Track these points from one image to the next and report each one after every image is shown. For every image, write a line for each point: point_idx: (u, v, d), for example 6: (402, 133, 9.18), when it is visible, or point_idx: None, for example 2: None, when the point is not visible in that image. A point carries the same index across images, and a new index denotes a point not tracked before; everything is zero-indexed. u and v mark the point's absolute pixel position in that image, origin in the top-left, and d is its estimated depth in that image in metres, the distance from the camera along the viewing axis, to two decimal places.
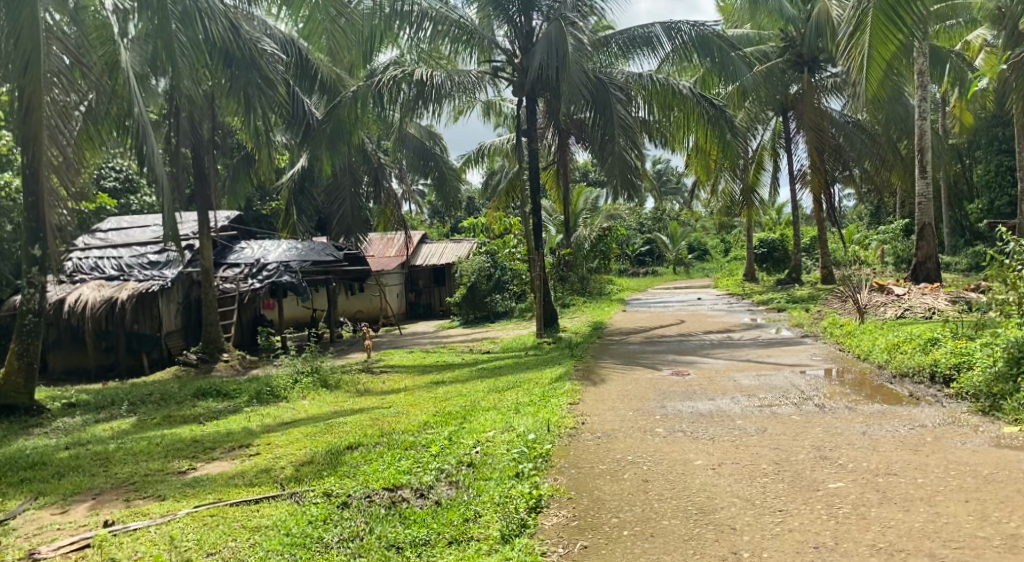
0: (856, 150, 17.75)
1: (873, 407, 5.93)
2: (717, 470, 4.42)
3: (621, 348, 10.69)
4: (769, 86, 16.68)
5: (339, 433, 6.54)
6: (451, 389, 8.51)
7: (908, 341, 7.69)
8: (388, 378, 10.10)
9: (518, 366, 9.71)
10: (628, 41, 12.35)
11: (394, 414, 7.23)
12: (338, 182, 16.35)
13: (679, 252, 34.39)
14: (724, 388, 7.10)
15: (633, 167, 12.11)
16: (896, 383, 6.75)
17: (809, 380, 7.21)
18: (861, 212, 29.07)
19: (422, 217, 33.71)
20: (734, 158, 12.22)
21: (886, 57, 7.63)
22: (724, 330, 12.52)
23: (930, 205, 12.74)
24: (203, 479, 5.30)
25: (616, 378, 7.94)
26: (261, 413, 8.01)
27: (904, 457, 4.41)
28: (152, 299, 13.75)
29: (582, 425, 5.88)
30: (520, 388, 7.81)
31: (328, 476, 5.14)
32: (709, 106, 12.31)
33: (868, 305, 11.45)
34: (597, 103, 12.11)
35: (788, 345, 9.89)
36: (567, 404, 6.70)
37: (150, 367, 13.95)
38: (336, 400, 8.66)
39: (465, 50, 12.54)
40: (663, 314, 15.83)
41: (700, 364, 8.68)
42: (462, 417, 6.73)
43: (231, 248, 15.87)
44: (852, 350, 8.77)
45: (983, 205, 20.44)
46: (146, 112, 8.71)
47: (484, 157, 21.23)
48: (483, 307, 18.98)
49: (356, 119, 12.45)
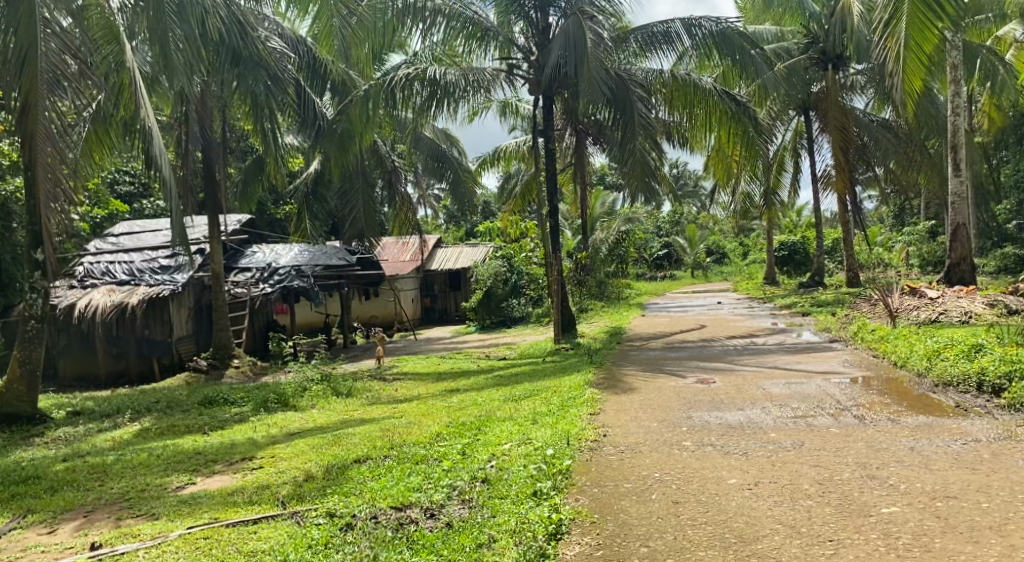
0: (881, 149, 17.24)
1: (919, 418, 5.51)
2: (755, 491, 4.05)
3: (641, 354, 10.27)
4: (791, 84, 16.18)
5: (346, 445, 6.23)
6: (466, 397, 8.16)
7: (949, 347, 7.23)
8: (400, 386, 9.77)
9: (535, 373, 9.34)
10: (647, 37, 12.00)
11: (405, 424, 6.89)
12: (352, 184, 16.09)
13: (697, 256, 33.95)
14: (754, 397, 6.70)
15: (653, 169, 11.79)
16: (939, 393, 6.31)
17: (844, 389, 6.78)
18: (885, 214, 28.38)
19: (438, 222, 33.59)
20: (757, 158, 11.77)
21: (925, 48, 7.23)
22: (748, 335, 12.09)
23: (963, 205, 12.19)
24: (200, 497, 5.02)
25: (637, 386, 7.55)
26: (268, 423, 7.72)
27: (963, 477, 4.01)
28: (163, 304, 13.53)
29: (604, 438, 5.51)
30: (537, 397, 7.44)
31: (332, 494, 4.84)
32: (731, 102, 11.83)
33: (900, 308, 10.96)
34: (616, 101, 11.76)
35: (817, 351, 9.45)
36: (587, 414, 6.32)
37: (161, 373, 13.74)
38: (346, 409, 8.34)
39: (481, 48, 12.22)
40: (684, 319, 15.41)
41: (726, 371, 8.27)
42: (477, 428, 6.39)
43: (243, 252, 15.65)
44: (886, 356, 8.31)
45: (1012, 206, 19.74)
46: (152, 115, 8.45)
47: (500, 159, 20.96)
48: (500, 311, 18.66)
49: (368, 120, 12.14)
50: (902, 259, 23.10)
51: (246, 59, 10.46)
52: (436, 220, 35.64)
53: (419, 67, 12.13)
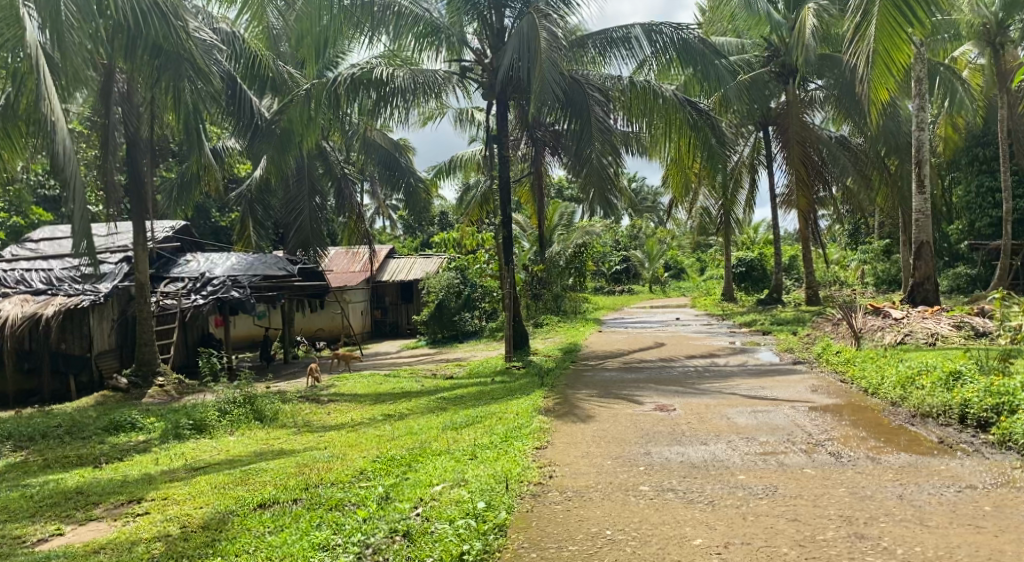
0: (840, 166, 16.75)
1: (901, 457, 4.93)
2: (726, 556, 3.38)
3: (596, 375, 9.58)
4: (753, 95, 15.90)
5: (253, 485, 5.37)
6: (401, 425, 7.34)
7: (924, 374, 6.73)
8: (333, 409, 8.93)
9: (481, 395, 8.58)
10: (605, 42, 11.40)
11: (326, 459, 6.04)
12: (296, 192, 15.18)
13: (655, 270, 33.71)
14: (718, 428, 6.04)
15: (610, 181, 11.26)
16: (918, 426, 5.78)
17: (815, 420, 6.18)
18: (839, 231, 28.53)
19: (392, 233, 32.82)
20: (720, 171, 11.23)
21: (895, 56, 7.06)
22: (707, 354, 11.55)
23: (928, 222, 11.93)
24: (57, 556, 4.12)
25: (590, 414, 6.84)
26: (174, 454, 6.78)
27: (968, 537, 3.44)
28: (82, 315, 12.41)
29: (549, 481, 4.77)
30: (479, 427, 6.66)
31: (218, 554, 4.00)
32: (692, 110, 11.27)
33: (865, 328, 10.54)
34: (571, 106, 11.22)
35: (780, 374, 8.89)
36: (532, 449, 5.57)
37: (77, 392, 12.47)
38: (267, 437, 7.44)
39: (431, 48, 11.47)
40: (642, 336, 14.85)
41: (687, 397, 7.62)
42: (409, 464, 5.59)
43: (175, 261, 14.55)
44: (855, 382, 7.80)
45: (964, 226, 19.84)
46: (55, 104, 7.13)
47: (456, 169, 20.39)
48: (452, 326, 17.76)
49: (309, 122, 11.19)
50: (857, 278, 23.12)
51: (168, 50, 9.55)
52: (392, 232, 34.67)
53: (364, 65, 11.31)
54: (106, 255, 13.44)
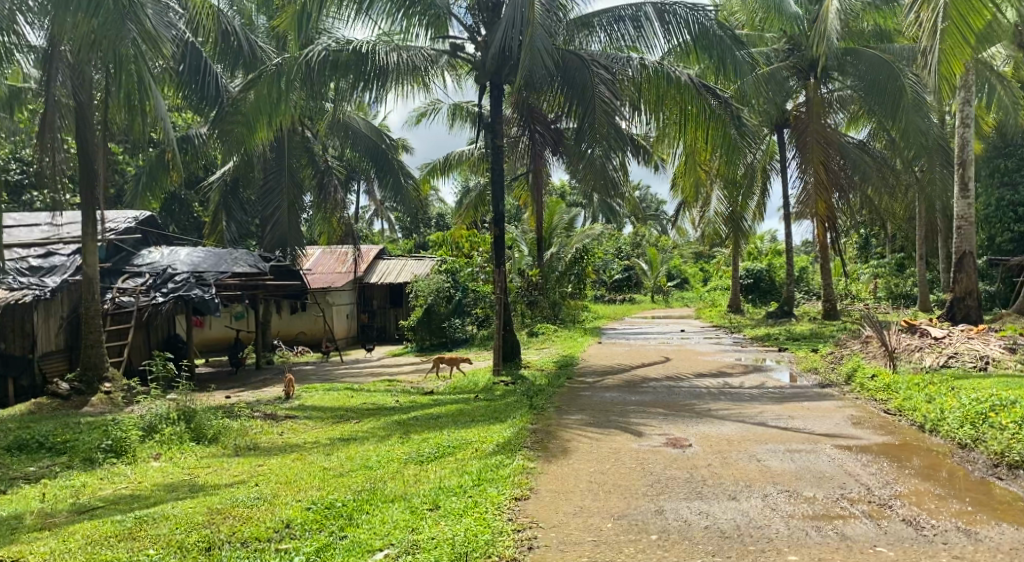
0: (860, 173, 15.49)
1: (1007, 532, 3.65)
2: None
3: (593, 396, 8.28)
4: (770, 90, 14.69)
5: (140, 542, 4.06)
6: (355, 454, 6.05)
7: (997, 409, 5.48)
8: (288, 428, 7.64)
9: (460, 417, 7.29)
10: (612, 21, 10.23)
11: (251, 502, 4.73)
12: (270, 184, 13.84)
13: (659, 280, 32.53)
14: (746, 475, 4.79)
15: (615, 183, 10.14)
16: (1008, 483, 4.51)
17: (869, 466, 4.92)
18: (847, 243, 27.25)
19: (389, 233, 31.68)
20: (737, 168, 9.87)
21: (976, 24, 6.39)
22: (718, 372, 10.28)
23: (971, 230, 10.74)
24: None
25: (584, 450, 5.57)
26: (71, 485, 5.48)
27: None
28: (26, 312, 11.08)
29: (528, 556, 3.50)
30: (449, 461, 5.38)
31: None
32: (710, 98, 9.98)
33: (899, 349, 9.27)
34: (572, 85, 9.94)
35: (808, 402, 7.59)
36: (509, 500, 4.30)
37: (14, 398, 10.93)
38: (195, 464, 6.15)
39: (418, 24, 10.17)
40: (645, 349, 13.57)
41: (701, 428, 6.32)
42: (351, 515, 4.30)
43: (136, 254, 13.22)
44: (903, 416, 6.52)
45: (983, 241, 18.60)
46: None
47: (451, 167, 19.23)
48: (441, 333, 16.54)
49: (278, 100, 9.84)
50: (870, 291, 21.87)
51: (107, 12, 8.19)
52: (390, 234, 33.49)
53: (341, 42, 10.03)
54: (57, 247, 12.18)
